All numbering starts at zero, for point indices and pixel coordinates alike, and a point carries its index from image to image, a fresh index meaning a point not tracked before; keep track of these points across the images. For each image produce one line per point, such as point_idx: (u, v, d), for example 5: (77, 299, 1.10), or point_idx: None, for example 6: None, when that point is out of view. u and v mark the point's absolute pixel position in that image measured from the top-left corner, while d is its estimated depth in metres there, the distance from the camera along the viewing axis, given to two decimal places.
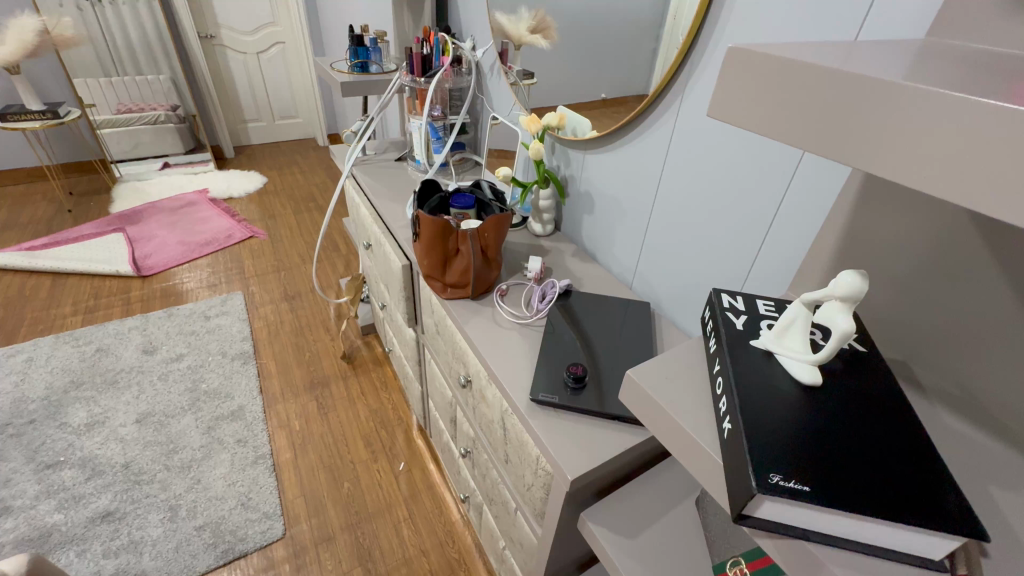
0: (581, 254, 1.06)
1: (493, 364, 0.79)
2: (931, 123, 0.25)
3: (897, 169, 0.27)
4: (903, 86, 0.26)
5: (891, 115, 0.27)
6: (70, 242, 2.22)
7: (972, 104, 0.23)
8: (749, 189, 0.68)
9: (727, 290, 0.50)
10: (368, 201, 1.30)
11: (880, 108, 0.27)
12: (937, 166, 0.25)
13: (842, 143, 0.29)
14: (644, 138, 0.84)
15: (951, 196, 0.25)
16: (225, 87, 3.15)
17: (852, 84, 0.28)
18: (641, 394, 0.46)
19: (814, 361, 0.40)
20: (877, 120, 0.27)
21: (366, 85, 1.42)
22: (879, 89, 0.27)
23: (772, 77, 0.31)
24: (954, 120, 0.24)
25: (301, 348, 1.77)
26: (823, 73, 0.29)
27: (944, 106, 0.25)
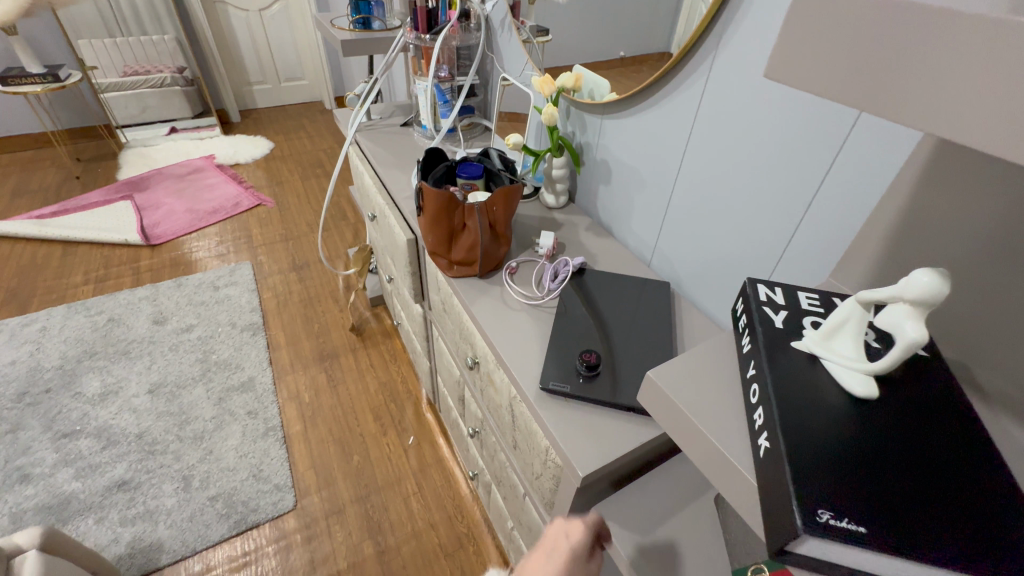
0: (596, 227, 1.00)
1: (501, 348, 0.75)
2: None
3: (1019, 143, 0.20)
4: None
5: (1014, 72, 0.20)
6: (78, 209, 2.21)
7: None
8: (790, 160, 0.60)
9: (764, 280, 0.44)
10: (371, 170, 1.24)
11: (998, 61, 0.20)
12: None
13: (944, 112, 0.23)
14: (669, 101, 0.76)
15: None
16: (228, 48, 3.04)
17: (957, 30, 0.21)
18: (664, 399, 0.41)
19: (868, 371, 0.35)
20: (994, 78, 0.21)
21: (368, 43, 1.33)
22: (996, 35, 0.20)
23: (849, 28, 0.25)
24: None
25: (310, 319, 1.75)
26: (915, 18, 0.23)
27: None
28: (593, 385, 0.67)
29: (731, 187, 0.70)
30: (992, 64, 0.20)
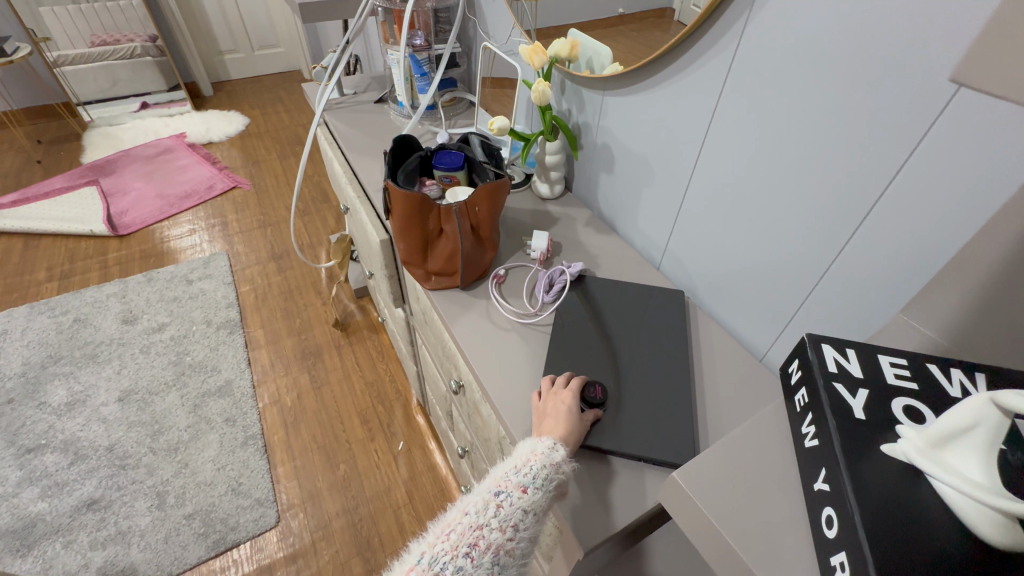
0: (597, 222, 0.87)
1: (487, 378, 0.63)
2: None
3: None
4: None
5: None
6: (40, 198, 2.06)
7: None
8: (844, 153, 0.48)
9: (831, 339, 0.32)
10: (341, 156, 1.10)
11: None
12: None
13: None
14: (685, 74, 0.62)
15: None
16: (194, 13, 2.80)
17: None
18: (698, 517, 0.30)
19: (1016, 515, 0.23)
20: None
21: (332, 7, 1.16)
22: None
23: None
24: None
25: (291, 315, 1.64)
26: None
27: None
28: (595, 426, 0.56)
29: (766, 184, 0.57)
30: None
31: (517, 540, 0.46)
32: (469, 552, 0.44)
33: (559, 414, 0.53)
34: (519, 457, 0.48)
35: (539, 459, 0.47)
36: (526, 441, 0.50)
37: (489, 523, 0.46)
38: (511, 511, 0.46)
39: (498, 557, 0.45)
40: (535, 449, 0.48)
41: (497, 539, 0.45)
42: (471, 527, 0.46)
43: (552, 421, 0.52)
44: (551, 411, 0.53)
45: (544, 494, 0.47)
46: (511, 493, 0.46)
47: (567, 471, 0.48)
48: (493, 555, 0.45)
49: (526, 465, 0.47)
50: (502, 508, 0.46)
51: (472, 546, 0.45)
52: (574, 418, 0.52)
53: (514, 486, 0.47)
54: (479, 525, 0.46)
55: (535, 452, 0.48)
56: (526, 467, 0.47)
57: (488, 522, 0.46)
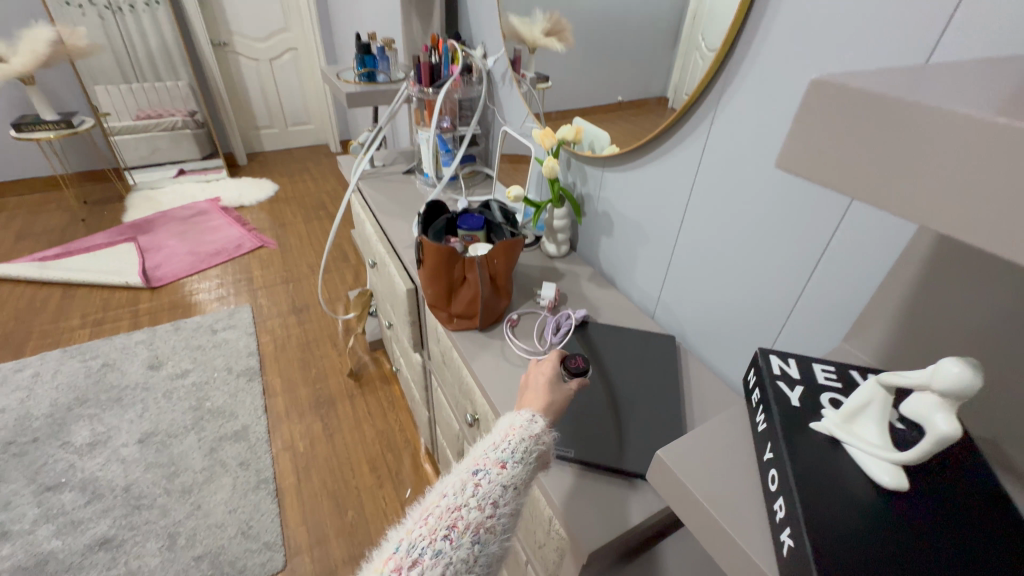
0: (598, 277, 0.99)
1: (502, 408, 0.72)
2: None
3: None
4: None
5: None
6: (81, 252, 2.22)
7: None
8: (793, 218, 0.60)
9: (777, 351, 0.42)
10: (372, 217, 1.25)
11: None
12: None
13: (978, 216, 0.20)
14: (668, 154, 0.77)
15: None
16: (238, 95, 3.14)
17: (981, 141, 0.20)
18: (677, 484, 0.38)
19: (894, 459, 0.32)
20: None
21: (371, 95, 1.37)
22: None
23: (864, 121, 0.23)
24: None
25: (307, 365, 1.72)
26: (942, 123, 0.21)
27: None
28: (597, 447, 0.64)
29: (738, 244, 0.69)
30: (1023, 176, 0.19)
31: (498, 518, 0.42)
32: (447, 535, 0.40)
33: (540, 385, 0.54)
34: (497, 435, 0.47)
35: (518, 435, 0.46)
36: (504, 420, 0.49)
37: (467, 502, 0.41)
38: (491, 487, 0.43)
39: (479, 538, 0.41)
40: (513, 423, 0.48)
41: (477, 518, 0.41)
42: (449, 510, 0.41)
43: (532, 393, 0.53)
44: (533, 384, 0.55)
45: (524, 469, 0.45)
46: (491, 467, 0.44)
47: (544, 442, 0.48)
48: (472, 536, 0.40)
49: (505, 441, 0.46)
50: (480, 487, 0.42)
51: (450, 527, 0.40)
52: (555, 387, 0.54)
53: (494, 461, 0.44)
54: (458, 506, 0.41)
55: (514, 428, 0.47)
56: (504, 442, 0.45)
57: (466, 503, 0.41)
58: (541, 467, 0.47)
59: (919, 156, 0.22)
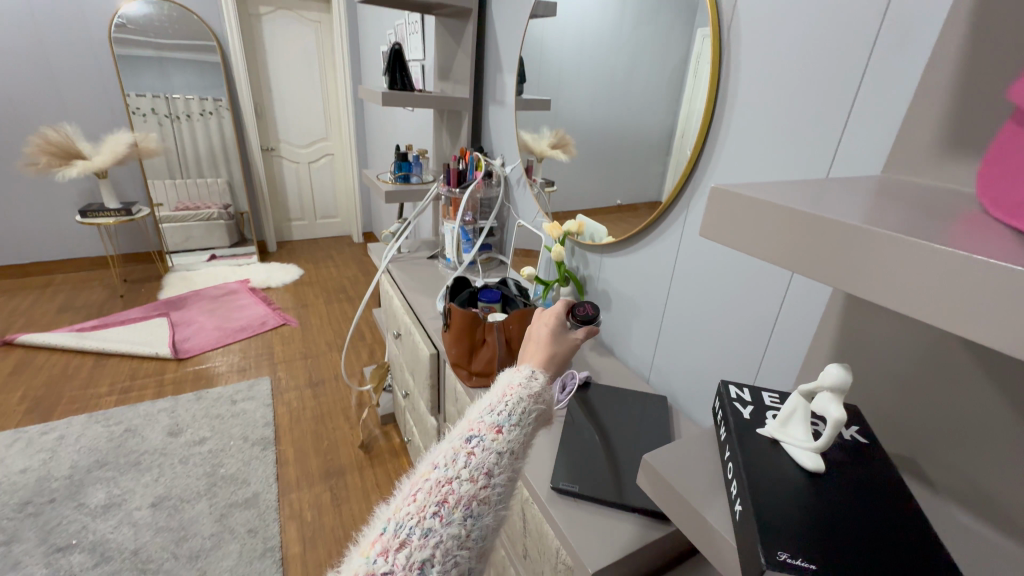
0: (599, 348, 1.12)
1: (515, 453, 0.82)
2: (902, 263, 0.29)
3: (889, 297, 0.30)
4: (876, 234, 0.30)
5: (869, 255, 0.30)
6: (117, 324, 2.38)
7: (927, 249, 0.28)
8: (754, 291, 0.76)
9: (734, 383, 0.55)
10: (400, 294, 1.41)
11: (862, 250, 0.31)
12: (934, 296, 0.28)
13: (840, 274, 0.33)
14: (654, 242, 0.95)
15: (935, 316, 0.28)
16: (277, 191, 3.52)
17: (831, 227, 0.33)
18: (658, 479, 0.49)
19: (813, 448, 0.44)
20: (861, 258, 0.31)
21: (405, 193, 1.61)
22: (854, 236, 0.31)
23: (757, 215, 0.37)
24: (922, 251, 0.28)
25: (320, 436, 1.79)
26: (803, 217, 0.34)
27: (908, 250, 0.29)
28: (598, 485, 0.73)
29: (713, 313, 0.84)
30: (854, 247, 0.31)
31: (491, 487, 0.45)
32: (437, 511, 0.41)
33: (543, 336, 0.60)
34: (491, 401, 0.50)
35: (510, 398, 0.49)
36: (499, 384, 0.53)
37: (458, 474, 0.44)
38: (483, 458, 0.45)
39: (470, 509, 0.43)
40: (512, 384, 0.51)
41: (468, 489, 0.43)
42: (439, 483, 0.43)
43: (536, 344, 0.59)
44: (535, 336, 0.61)
45: (517, 430, 0.48)
46: (483, 435, 0.46)
47: (540, 400, 0.51)
48: (465, 509, 0.42)
49: (500, 404, 0.49)
50: (473, 455, 0.45)
51: (440, 503, 0.42)
52: (557, 338, 0.60)
53: (487, 428, 0.47)
54: (450, 477, 0.43)
55: (509, 390, 0.50)
56: (499, 406, 0.48)
57: (458, 474, 0.43)
58: (533, 431, 0.50)
59: (794, 232, 0.35)
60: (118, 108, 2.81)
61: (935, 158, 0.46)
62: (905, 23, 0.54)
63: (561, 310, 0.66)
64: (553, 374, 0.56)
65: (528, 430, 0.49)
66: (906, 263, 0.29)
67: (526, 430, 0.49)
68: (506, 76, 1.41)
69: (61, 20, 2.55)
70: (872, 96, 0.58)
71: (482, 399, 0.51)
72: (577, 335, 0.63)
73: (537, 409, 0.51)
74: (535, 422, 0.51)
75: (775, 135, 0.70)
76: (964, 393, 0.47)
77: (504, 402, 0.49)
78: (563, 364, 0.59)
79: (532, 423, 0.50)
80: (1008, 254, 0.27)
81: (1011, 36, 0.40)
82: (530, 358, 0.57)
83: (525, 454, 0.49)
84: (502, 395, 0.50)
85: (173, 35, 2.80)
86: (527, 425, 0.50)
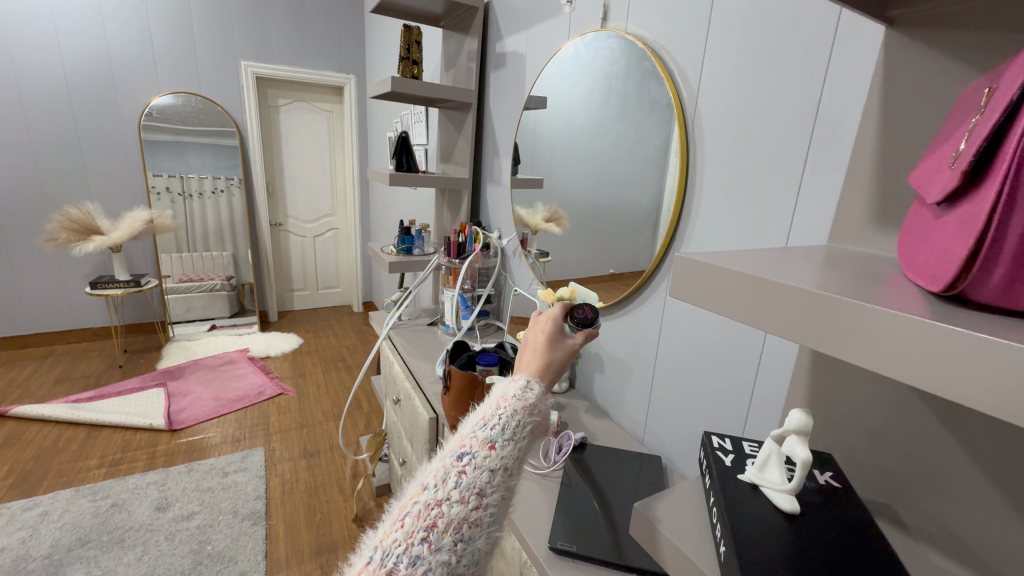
0: (594, 410, 1.16)
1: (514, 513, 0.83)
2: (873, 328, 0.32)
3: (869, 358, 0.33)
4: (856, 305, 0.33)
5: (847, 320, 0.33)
6: (113, 395, 2.37)
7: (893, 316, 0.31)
8: (734, 350, 0.82)
9: (716, 433, 0.60)
10: (401, 360, 1.46)
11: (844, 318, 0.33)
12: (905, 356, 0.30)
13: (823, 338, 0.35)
14: (641, 306, 1.03)
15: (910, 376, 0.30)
16: (282, 263, 3.64)
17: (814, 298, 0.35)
18: (648, 526, 0.52)
19: (788, 491, 0.48)
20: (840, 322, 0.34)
21: (408, 264, 1.71)
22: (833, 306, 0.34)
23: (732, 280, 0.41)
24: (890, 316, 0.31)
25: (313, 509, 1.74)
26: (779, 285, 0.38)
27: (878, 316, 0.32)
28: (597, 544, 0.74)
29: (698, 372, 0.89)
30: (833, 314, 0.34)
31: (481, 508, 0.52)
32: (427, 536, 0.48)
33: (540, 342, 0.66)
34: (484, 416, 0.57)
35: (502, 413, 0.56)
36: (495, 396, 0.59)
37: (449, 497, 0.50)
38: (472, 478, 0.52)
39: (459, 531, 0.50)
40: (507, 395, 0.58)
41: (457, 511, 0.50)
42: (430, 505, 0.50)
43: (532, 350, 0.65)
44: (533, 341, 0.67)
45: (508, 444, 0.55)
46: (474, 453, 0.53)
47: (532, 406, 0.59)
48: (454, 532, 0.49)
49: (494, 419, 0.56)
50: (463, 475, 0.52)
51: (429, 528, 0.49)
52: (553, 344, 0.66)
53: (478, 446, 0.54)
54: (440, 497, 0.50)
55: (503, 404, 0.57)
56: (494, 421, 0.55)
57: (447, 497, 0.50)
58: (526, 440, 0.57)
59: (772, 297, 0.38)
60: (138, 187, 3.00)
61: (870, 230, 0.54)
62: (833, 122, 0.66)
63: (559, 314, 0.71)
64: (547, 381, 0.63)
65: (519, 444, 0.56)
66: (863, 323, 0.32)
67: (516, 444, 0.56)
68: (502, 160, 1.56)
69: (96, 111, 2.80)
70: (818, 179, 0.68)
71: (478, 412, 0.58)
72: (574, 340, 0.68)
73: (529, 421, 0.58)
74: (526, 433, 0.57)
75: (739, 211, 0.80)
76: (921, 439, 0.52)
77: (496, 416, 0.56)
78: (558, 371, 0.65)
79: (524, 435, 0.57)
80: (913, 306, 0.33)
81: (907, 136, 0.51)
82: (525, 365, 0.64)
83: (516, 467, 0.56)
84: (495, 410, 0.57)
85: (194, 123, 3.03)
86: (518, 438, 0.56)
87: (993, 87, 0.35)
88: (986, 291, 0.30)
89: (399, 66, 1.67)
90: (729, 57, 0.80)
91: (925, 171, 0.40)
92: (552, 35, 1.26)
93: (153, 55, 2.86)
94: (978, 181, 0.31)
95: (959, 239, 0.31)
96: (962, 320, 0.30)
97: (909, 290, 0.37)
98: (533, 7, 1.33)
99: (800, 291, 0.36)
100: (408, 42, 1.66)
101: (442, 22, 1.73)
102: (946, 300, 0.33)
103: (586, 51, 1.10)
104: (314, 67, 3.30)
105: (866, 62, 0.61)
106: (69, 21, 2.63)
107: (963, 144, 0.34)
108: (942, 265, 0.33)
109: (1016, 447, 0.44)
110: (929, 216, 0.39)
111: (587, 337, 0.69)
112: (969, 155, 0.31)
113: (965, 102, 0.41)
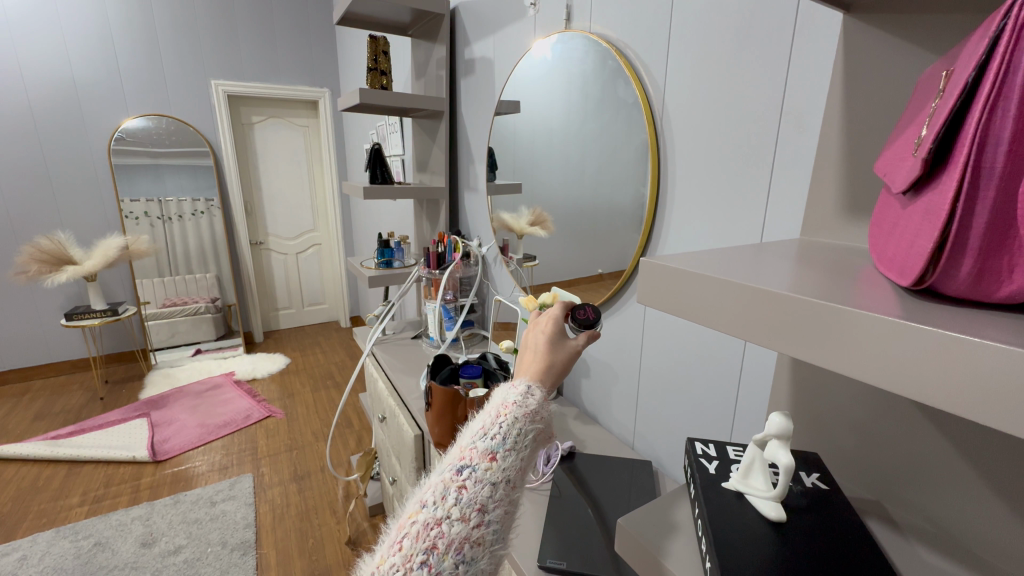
0: (583, 416, 1.14)
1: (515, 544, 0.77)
2: (860, 329, 0.29)
3: (853, 364, 0.30)
4: (840, 309, 0.30)
5: (831, 322, 0.31)
6: (93, 428, 2.30)
7: (879, 320, 0.28)
8: (716, 350, 0.81)
9: (699, 439, 0.58)
10: (386, 377, 1.43)
11: (826, 322, 0.31)
12: (888, 360, 0.28)
13: (806, 342, 0.32)
14: (624, 309, 1.01)
15: (902, 385, 0.28)
16: (265, 283, 3.57)
17: (796, 301, 0.33)
18: (633, 540, 0.50)
19: (772, 497, 0.46)
20: (823, 324, 0.31)
21: (388, 277, 1.67)
22: (815, 310, 0.31)
23: (705, 282, 0.39)
24: (872, 317, 0.29)
25: (305, 534, 1.69)
26: (752, 291, 0.36)
27: (862, 318, 0.29)
28: (589, 561, 0.72)
29: (683, 373, 0.88)
30: (813, 316, 0.32)
31: (485, 527, 0.49)
32: (427, 559, 0.46)
33: (540, 345, 0.63)
34: (484, 425, 0.54)
35: (502, 421, 0.53)
36: (495, 403, 0.56)
37: (449, 514, 0.48)
38: (473, 493, 0.49)
39: (461, 553, 0.47)
40: (508, 402, 0.55)
41: (456, 532, 0.48)
42: (429, 526, 0.48)
43: (532, 354, 0.62)
44: (533, 344, 0.64)
45: (511, 455, 0.52)
46: (475, 465, 0.51)
47: (533, 413, 0.56)
48: (456, 553, 0.47)
49: (496, 428, 0.53)
50: (464, 491, 0.49)
51: (429, 551, 0.47)
52: (554, 347, 0.63)
53: (478, 457, 0.51)
54: (440, 515, 0.48)
55: (502, 412, 0.54)
56: (496, 429, 0.53)
57: (448, 516, 0.48)
58: (530, 450, 0.55)
59: (743, 304, 0.36)
60: (112, 214, 2.94)
61: (840, 223, 0.53)
62: (797, 115, 0.65)
63: (559, 314, 0.68)
64: (550, 385, 0.60)
65: (521, 453, 0.54)
66: (850, 328, 0.30)
67: (518, 453, 0.53)
68: (477, 167, 1.54)
69: (64, 138, 2.74)
70: (787, 172, 0.68)
71: (477, 422, 0.55)
72: (576, 341, 0.65)
73: (530, 428, 0.55)
74: (528, 442, 0.55)
75: (713, 208, 0.79)
76: (910, 436, 0.50)
77: (497, 425, 0.53)
78: (560, 375, 0.62)
79: (526, 444, 0.54)
80: (883, 302, 0.31)
81: (869, 126, 0.50)
82: (526, 369, 0.61)
83: (519, 479, 0.53)
84: (495, 418, 0.54)
85: (168, 145, 2.97)
86: (520, 448, 0.54)
87: (951, 70, 0.33)
88: (956, 284, 0.29)
89: (368, 78, 1.65)
90: (692, 54, 0.79)
91: (889, 159, 0.39)
92: (517, 38, 1.25)
93: (120, 79, 2.81)
94: (939, 168, 0.30)
95: (923, 231, 0.30)
96: (938, 318, 0.28)
97: (879, 283, 0.36)
98: (497, 13, 1.32)
99: (773, 295, 0.34)
100: (375, 52, 1.63)
101: (411, 31, 1.71)
102: (919, 295, 0.31)
103: (553, 53, 1.10)
104: (287, 81, 3.26)
105: (825, 52, 0.61)
106: (30, 47, 2.57)
107: (924, 130, 0.32)
108: (910, 259, 0.31)
109: (1001, 442, 0.43)
110: (895, 206, 0.37)
111: (590, 337, 0.66)
112: (928, 142, 0.29)
113: (924, 85, 0.39)
